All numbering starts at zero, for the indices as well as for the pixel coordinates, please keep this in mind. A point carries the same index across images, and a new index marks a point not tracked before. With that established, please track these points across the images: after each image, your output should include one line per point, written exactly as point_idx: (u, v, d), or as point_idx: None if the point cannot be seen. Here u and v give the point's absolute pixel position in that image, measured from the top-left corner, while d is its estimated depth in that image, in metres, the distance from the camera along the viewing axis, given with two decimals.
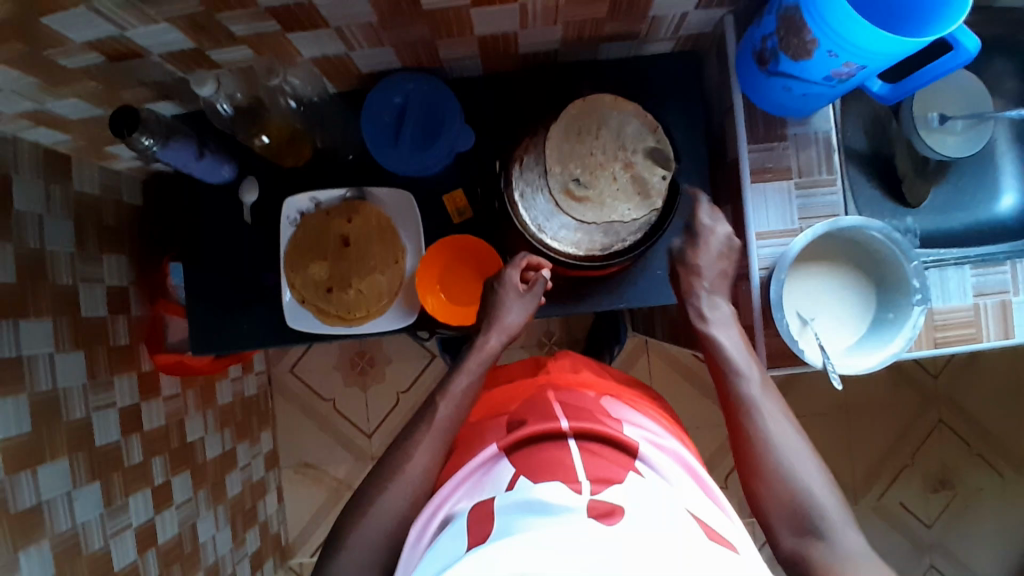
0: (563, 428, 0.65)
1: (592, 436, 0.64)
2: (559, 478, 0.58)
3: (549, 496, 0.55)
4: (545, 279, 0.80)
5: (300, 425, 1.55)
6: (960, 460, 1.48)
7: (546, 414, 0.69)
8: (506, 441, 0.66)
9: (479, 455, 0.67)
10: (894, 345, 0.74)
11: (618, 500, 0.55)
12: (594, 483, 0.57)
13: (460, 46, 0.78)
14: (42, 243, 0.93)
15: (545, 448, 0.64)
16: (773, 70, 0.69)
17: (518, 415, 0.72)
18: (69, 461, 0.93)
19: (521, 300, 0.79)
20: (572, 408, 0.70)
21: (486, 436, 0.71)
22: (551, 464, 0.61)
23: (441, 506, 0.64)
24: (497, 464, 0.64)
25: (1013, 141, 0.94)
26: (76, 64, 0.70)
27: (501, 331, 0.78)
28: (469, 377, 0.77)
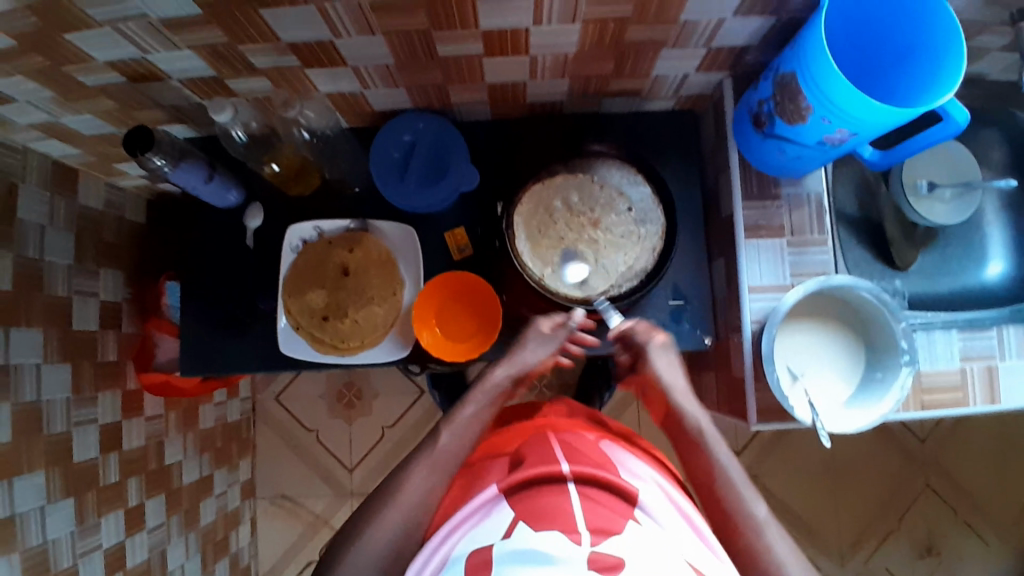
0: (562, 471, 0.64)
1: (594, 482, 0.64)
2: (559, 528, 0.58)
3: (545, 546, 0.55)
4: (572, 326, 0.79)
5: (281, 455, 1.52)
6: (947, 526, 1.46)
7: (545, 456, 0.68)
8: (504, 482, 0.65)
9: (477, 496, 0.66)
10: (883, 405, 0.74)
11: (618, 551, 0.55)
12: (594, 534, 0.57)
13: (471, 92, 0.82)
14: (42, 254, 0.94)
15: (544, 491, 0.63)
16: (769, 132, 0.72)
17: (517, 456, 0.71)
18: (45, 475, 0.91)
19: (543, 341, 0.79)
20: (572, 450, 0.70)
21: (487, 476, 0.71)
22: (551, 510, 0.60)
23: (439, 546, 0.64)
24: (496, 505, 0.63)
25: (1000, 213, 0.98)
26: (94, 83, 0.73)
27: (512, 365, 0.78)
28: (472, 416, 0.75)
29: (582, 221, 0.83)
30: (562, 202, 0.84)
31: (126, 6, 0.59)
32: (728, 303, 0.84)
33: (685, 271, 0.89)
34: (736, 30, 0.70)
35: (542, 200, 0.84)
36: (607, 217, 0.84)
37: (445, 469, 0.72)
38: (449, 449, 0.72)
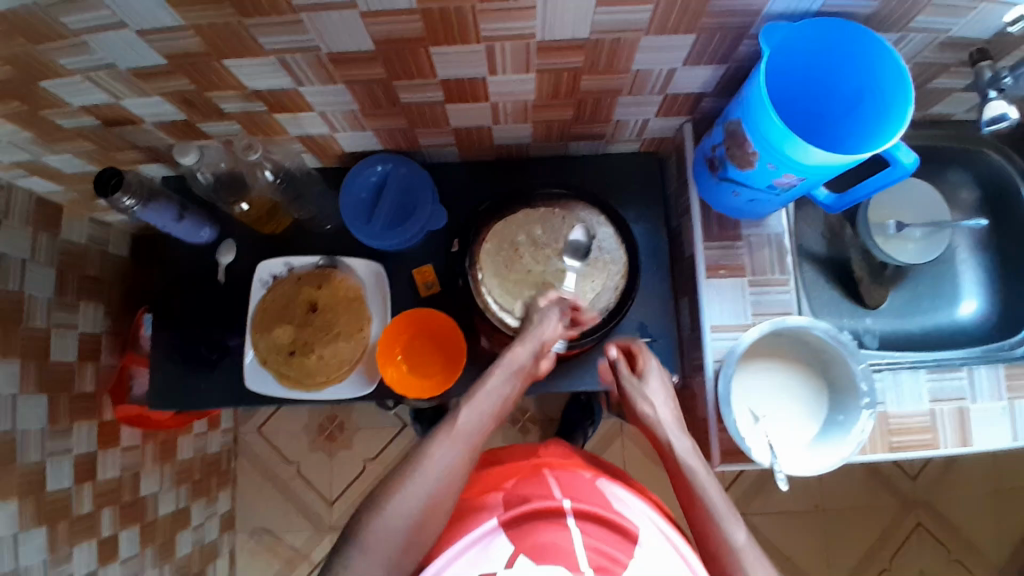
0: (564, 507, 0.64)
1: (594, 518, 0.64)
2: (563, 566, 0.58)
3: None
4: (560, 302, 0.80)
5: (261, 489, 1.51)
6: (939, 567, 1.43)
7: (542, 489, 0.68)
8: (507, 513, 0.64)
9: (476, 528, 0.64)
10: (844, 448, 0.74)
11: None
12: (597, 575, 0.58)
13: (438, 136, 0.84)
14: (22, 288, 0.95)
15: (543, 527, 0.63)
16: (722, 176, 0.74)
17: (512, 488, 0.70)
18: (18, 504, 0.91)
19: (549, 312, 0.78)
20: (569, 484, 0.70)
21: (478, 505, 0.69)
22: (552, 548, 0.60)
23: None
24: (497, 544, 0.62)
25: (973, 251, 0.98)
26: (71, 125, 0.75)
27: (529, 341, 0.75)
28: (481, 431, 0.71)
29: (546, 255, 0.84)
30: (525, 237, 0.85)
31: (96, 56, 0.61)
32: (693, 342, 0.84)
33: (651, 311, 0.89)
34: (690, 78, 0.72)
35: (505, 238, 0.85)
36: (566, 252, 0.85)
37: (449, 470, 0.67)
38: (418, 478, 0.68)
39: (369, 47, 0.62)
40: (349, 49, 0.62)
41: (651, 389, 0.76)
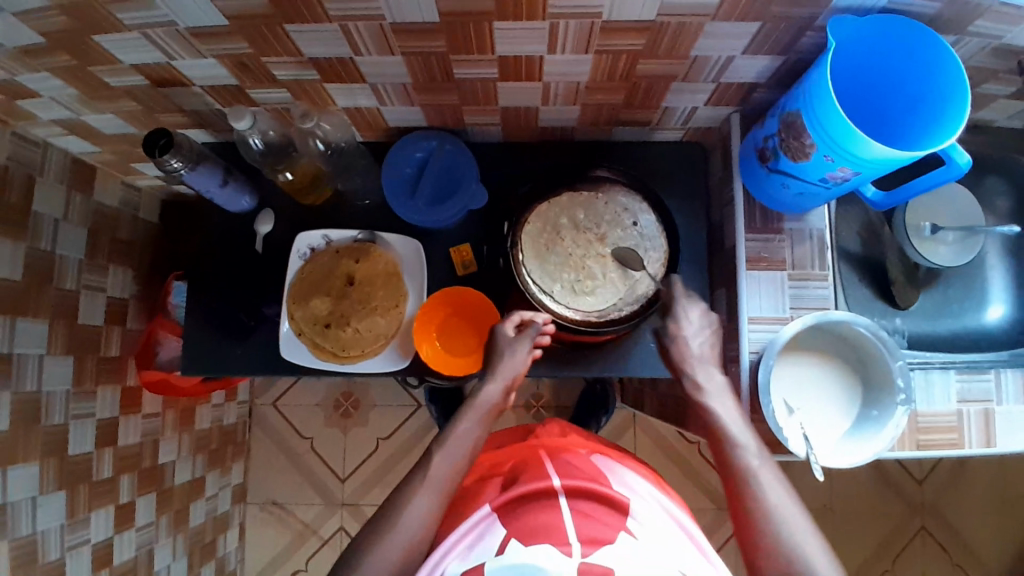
0: (554, 486, 0.66)
1: (586, 494, 0.66)
2: (550, 542, 0.60)
3: (542, 559, 0.58)
4: (540, 325, 0.81)
5: (273, 462, 1.52)
6: (942, 572, 1.44)
7: (538, 471, 0.70)
8: (498, 500, 0.67)
9: (471, 516, 0.67)
10: (877, 443, 0.75)
11: (609, 564, 0.58)
12: (584, 546, 0.60)
13: (484, 114, 0.84)
14: (53, 248, 0.95)
15: (537, 505, 0.65)
16: (773, 167, 0.74)
17: (514, 473, 0.73)
18: (40, 466, 0.92)
19: (516, 347, 0.80)
20: (565, 465, 0.72)
21: (480, 496, 0.72)
22: (543, 526, 0.62)
23: (435, 567, 0.63)
24: (492, 526, 0.64)
25: (1002, 258, 0.98)
26: (119, 84, 0.75)
27: (500, 378, 0.79)
28: (472, 424, 0.77)
29: (591, 240, 0.85)
30: (568, 220, 0.86)
31: (156, 13, 0.61)
32: (728, 333, 0.85)
33: None
34: (746, 67, 0.72)
35: (551, 220, 0.86)
36: (608, 238, 0.85)
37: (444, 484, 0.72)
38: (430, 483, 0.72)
39: (433, 20, 0.62)
40: (412, 20, 0.62)
41: (691, 341, 0.80)
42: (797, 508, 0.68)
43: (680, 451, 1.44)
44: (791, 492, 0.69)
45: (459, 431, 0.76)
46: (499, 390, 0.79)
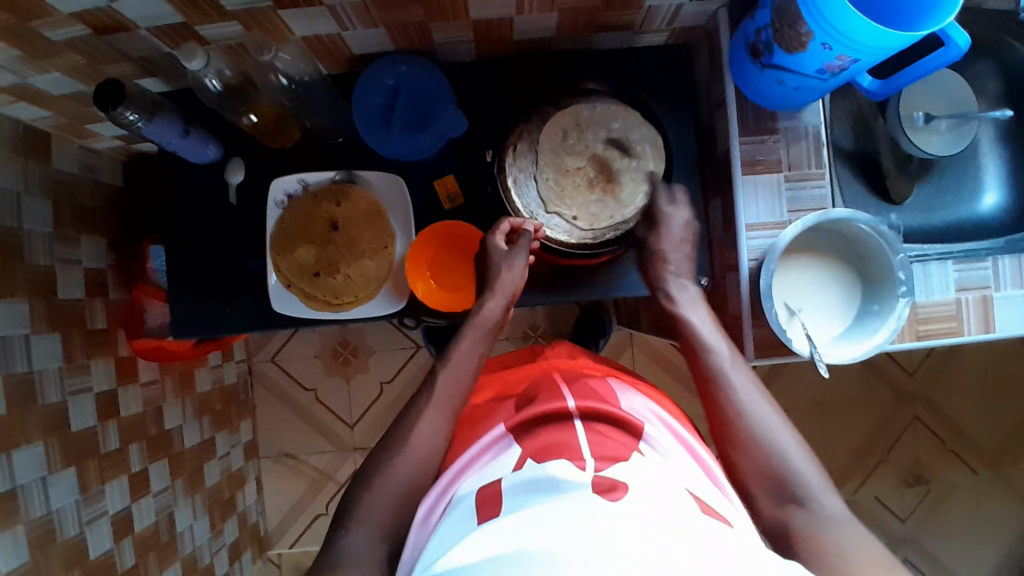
0: (568, 407, 0.67)
1: (599, 415, 0.66)
2: (565, 457, 0.60)
3: (559, 475, 0.57)
4: (530, 233, 0.81)
5: (280, 416, 1.53)
6: (934, 456, 1.51)
7: (550, 394, 0.71)
8: (511, 421, 0.68)
9: (487, 435, 0.68)
10: (879, 336, 0.75)
11: (620, 475, 0.56)
12: (599, 461, 0.59)
13: (455, 31, 0.78)
14: (20, 223, 0.91)
15: (551, 428, 0.65)
16: (767, 62, 0.70)
17: (527, 394, 0.73)
18: (44, 445, 0.90)
19: (510, 258, 0.80)
20: (579, 387, 0.72)
21: (492, 415, 0.73)
22: (558, 445, 0.62)
23: (450, 485, 0.66)
24: (507, 446, 0.65)
25: (995, 143, 0.95)
26: (61, 38, 0.69)
27: (499, 294, 0.80)
28: (475, 342, 0.78)
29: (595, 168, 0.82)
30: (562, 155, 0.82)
31: None
32: (725, 242, 0.83)
33: None
34: None
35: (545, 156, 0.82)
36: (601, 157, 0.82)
37: (453, 399, 0.75)
38: (437, 404, 0.74)
39: None
40: None
41: (670, 254, 0.81)
42: (768, 404, 0.71)
43: (678, 365, 1.46)
44: (761, 387, 0.72)
45: (463, 345, 0.78)
46: (499, 307, 0.80)
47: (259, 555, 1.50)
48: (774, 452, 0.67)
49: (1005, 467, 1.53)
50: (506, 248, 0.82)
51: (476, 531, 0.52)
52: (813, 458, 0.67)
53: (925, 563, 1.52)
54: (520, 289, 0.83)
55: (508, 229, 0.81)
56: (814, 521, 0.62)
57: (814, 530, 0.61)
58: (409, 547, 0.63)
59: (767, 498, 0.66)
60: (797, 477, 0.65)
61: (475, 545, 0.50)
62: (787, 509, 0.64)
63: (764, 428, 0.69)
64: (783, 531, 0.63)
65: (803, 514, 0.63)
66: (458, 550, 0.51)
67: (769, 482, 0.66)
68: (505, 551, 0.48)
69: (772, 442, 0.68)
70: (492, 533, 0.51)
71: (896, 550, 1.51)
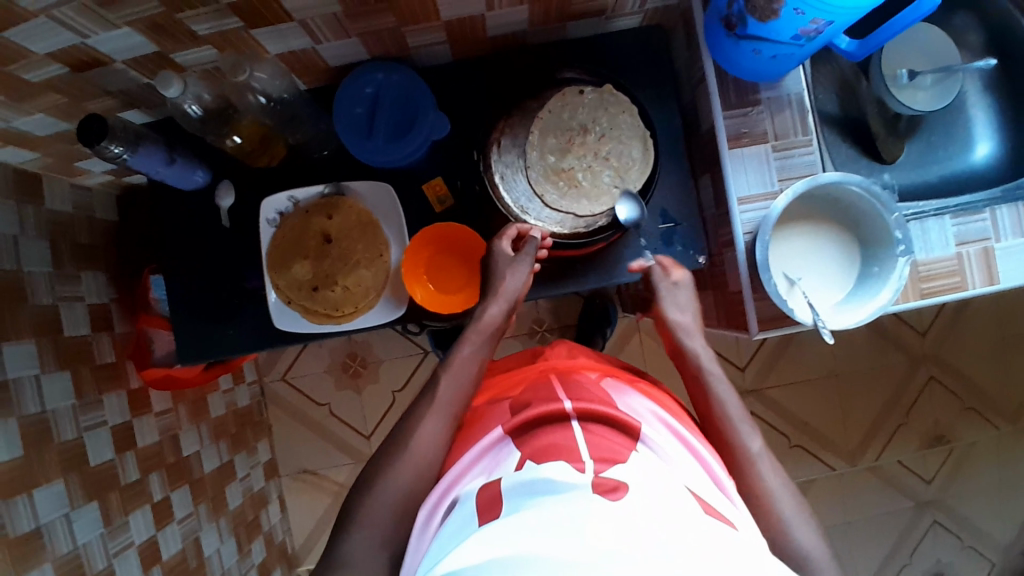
0: (566, 409, 0.67)
1: (597, 417, 0.66)
2: (563, 459, 0.60)
3: (556, 477, 0.57)
4: (536, 241, 0.80)
5: (296, 433, 1.54)
6: (952, 415, 1.50)
7: (547, 395, 0.71)
8: (509, 425, 0.67)
9: (483, 440, 0.68)
10: (881, 297, 0.74)
11: (621, 476, 0.56)
12: (597, 463, 0.59)
13: (427, 34, 0.78)
14: (19, 265, 0.91)
15: (549, 430, 0.65)
16: (742, 34, 0.70)
17: (523, 396, 0.73)
18: (64, 483, 0.91)
19: (515, 266, 0.80)
20: (574, 388, 0.72)
21: (490, 417, 0.73)
22: (556, 447, 0.62)
23: (446, 491, 0.66)
24: (505, 448, 0.65)
25: (981, 94, 0.94)
26: (39, 78, 0.69)
27: (502, 300, 0.80)
28: (475, 346, 0.79)
29: (582, 142, 0.82)
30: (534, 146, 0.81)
31: None
32: (718, 219, 0.83)
33: (675, 195, 0.88)
34: None
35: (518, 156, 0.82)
36: (580, 147, 0.81)
37: (454, 405, 0.75)
38: (436, 412, 0.74)
39: None
40: None
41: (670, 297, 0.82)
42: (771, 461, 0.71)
43: None
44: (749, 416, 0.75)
45: (465, 351, 0.78)
46: (500, 312, 0.81)
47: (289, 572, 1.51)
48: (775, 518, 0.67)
49: None
50: (512, 254, 0.81)
51: (478, 533, 0.52)
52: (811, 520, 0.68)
53: (952, 524, 1.51)
54: (524, 295, 0.82)
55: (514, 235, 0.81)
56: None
57: None
58: (411, 552, 0.63)
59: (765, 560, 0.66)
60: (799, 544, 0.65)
61: (476, 547, 0.51)
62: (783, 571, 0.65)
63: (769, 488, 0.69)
64: None
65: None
66: (465, 553, 0.51)
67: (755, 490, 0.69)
68: (507, 553, 0.49)
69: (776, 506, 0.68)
70: (493, 534, 0.52)
71: (922, 512, 1.50)
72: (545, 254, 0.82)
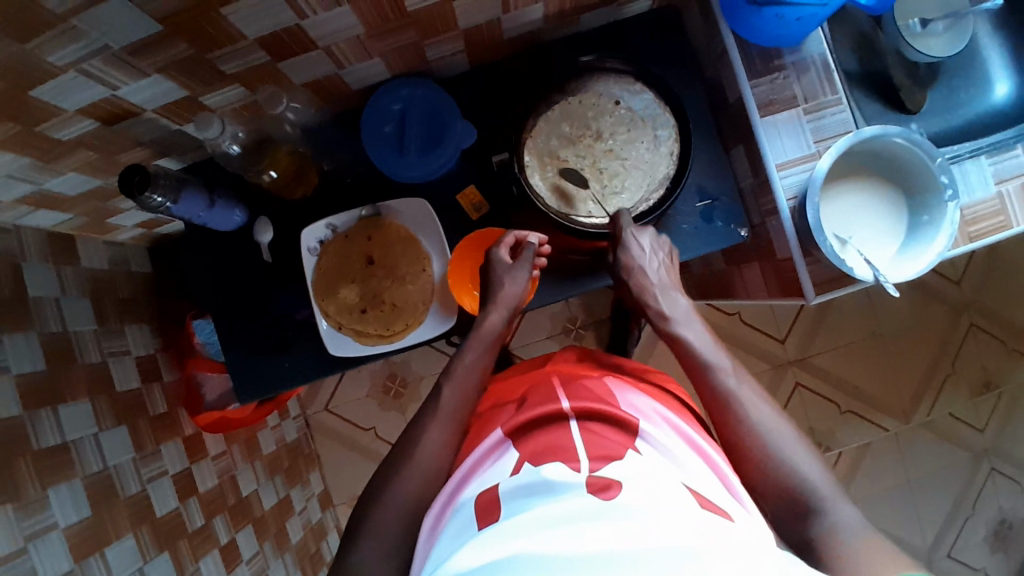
0: (563, 408, 0.67)
1: (596, 415, 0.66)
2: (560, 459, 0.60)
3: (555, 478, 0.57)
4: (532, 246, 0.82)
5: (346, 461, 1.54)
6: (999, 359, 1.48)
7: (544, 396, 0.71)
8: (507, 428, 0.68)
9: (484, 442, 0.69)
10: (938, 244, 0.73)
11: (616, 474, 0.57)
12: (593, 461, 0.59)
13: (445, 44, 0.78)
14: (65, 326, 0.92)
15: (547, 429, 0.66)
16: (764, 2, 0.69)
17: (522, 401, 0.72)
18: (135, 536, 0.91)
19: (513, 271, 0.82)
20: (574, 387, 0.72)
21: (490, 424, 0.73)
22: (555, 447, 0.63)
23: (448, 499, 0.65)
24: (505, 451, 0.66)
25: (995, 33, 0.93)
26: (70, 136, 0.70)
27: (502, 306, 0.81)
28: (478, 353, 0.80)
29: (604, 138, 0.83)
30: (559, 140, 0.83)
31: (89, 42, 0.56)
32: (757, 189, 0.82)
33: (707, 172, 0.88)
34: None
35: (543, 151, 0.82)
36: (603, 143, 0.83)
37: (455, 411, 0.75)
38: (440, 420, 0.74)
39: None
40: None
41: (647, 266, 0.80)
42: (778, 417, 0.70)
43: (724, 325, 1.45)
44: (768, 400, 0.72)
45: (467, 358, 0.80)
46: (501, 319, 0.82)
47: None
48: (787, 472, 0.65)
49: None
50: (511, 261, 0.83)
51: (479, 536, 0.53)
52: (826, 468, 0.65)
53: (1013, 469, 1.49)
54: (524, 303, 0.84)
55: (513, 242, 0.84)
56: (830, 530, 0.60)
57: (833, 535, 0.59)
58: (415, 557, 0.63)
59: (785, 516, 0.64)
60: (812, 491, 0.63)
61: (474, 551, 0.51)
62: (805, 524, 0.62)
63: (778, 445, 0.67)
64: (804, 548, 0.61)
65: (818, 523, 0.61)
66: (467, 554, 0.51)
67: (781, 495, 0.64)
68: (505, 556, 0.49)
69: (787, 461, 0.66)
70: (492, 537, 0.52)
71: (982, 461, 1.48)
72: (544, 261, 0.85)
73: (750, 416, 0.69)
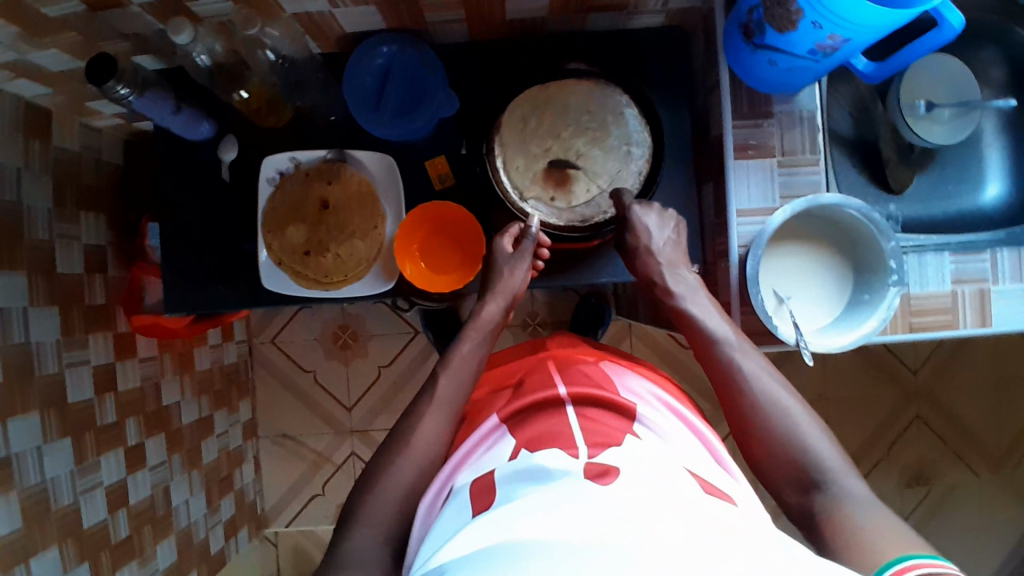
0: (561, 395, 0.68)
1: (590, 400, 0.68)
2: (557, 446, 0.60)
3: (549, 463, 0.57)
4: (533, 238, 0.80)
5: (280, 398, 1.54)
6: (936, 454, 1.49)
7: (542, 382, 0.72)
8: (506, 413, 0.69)
9: (481, 427, 0.70)
10: (865, 326, 0.74)
11: (611, 460, 0.57)
12: (591, 448, 0.60)
13: (446, 10, 0.77)
14: (19, 197, 0.92)
15: (549, 413, 0.67)
16: (759, 43, 0.69)
17: (521, 387, 0.74)
18: (41, 417, 0.92)
19: (513, 262, 0.81)
20: (572, 373, 0.73)
21: (492, 406, 0.74)
22: (550, 434, 0.63)
23: (448, 479, 0.67)
24: (501, 437, 0.67)
25: (998, 133, 0.92)
26: (57, 14, 0.70)
27: (501, 297, 0.82)
28: (476, 342, 0.80)
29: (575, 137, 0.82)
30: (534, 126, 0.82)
31: None
32: (716, 229, 0.82)
33: (676, 200, 0.88)
34: None
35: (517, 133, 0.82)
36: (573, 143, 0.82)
37: (456, 403, 0.75)
38: (437, 409, 0.74)
39: None
40: None
41: (657, 248, 0.80)
42: (781, 387, 0.70)
43: (676, 356, 1.45)
44: (774, 372, 0.71)
45: (464, 347, 0.80)
46: (499, 309, 0.82)
47: (255, 533, 1.52)
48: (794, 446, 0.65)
49: (1008, 467, 1.51)
50: (512, 251, 0.82)
51: (468, 524, 0.52)
52: (832, 440, 0.66)
53: None
54: (523, 292, 0.84)
55: (516, 233, 0.82)
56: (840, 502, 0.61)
57: (844, 507, 0.60)
58: (412, 541, 0.64)
59: (790, 490, 0.65)
60: (819, 466, 0.64)
61: (461, 538, 0.50)
62: (810, 496, 0.63)
63: (784, 420, 0.67)
64: (809, 518, 0.62)
65: (823, 496, 0.62)
66: (454, 544, 0.50)
67: (791, 475, 0.65)
68: (496, 540, 0.48)
69: (796, 438, 0.66)
70: (480, 525, 0.51)
71: None
72: (545, 254, 0.83)
73: (752, 394, 0.69)
